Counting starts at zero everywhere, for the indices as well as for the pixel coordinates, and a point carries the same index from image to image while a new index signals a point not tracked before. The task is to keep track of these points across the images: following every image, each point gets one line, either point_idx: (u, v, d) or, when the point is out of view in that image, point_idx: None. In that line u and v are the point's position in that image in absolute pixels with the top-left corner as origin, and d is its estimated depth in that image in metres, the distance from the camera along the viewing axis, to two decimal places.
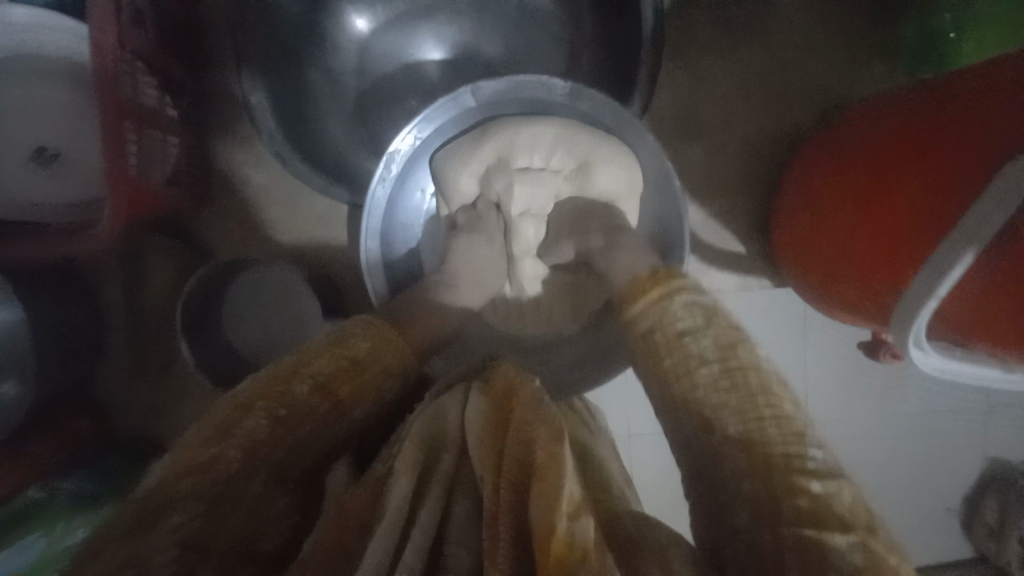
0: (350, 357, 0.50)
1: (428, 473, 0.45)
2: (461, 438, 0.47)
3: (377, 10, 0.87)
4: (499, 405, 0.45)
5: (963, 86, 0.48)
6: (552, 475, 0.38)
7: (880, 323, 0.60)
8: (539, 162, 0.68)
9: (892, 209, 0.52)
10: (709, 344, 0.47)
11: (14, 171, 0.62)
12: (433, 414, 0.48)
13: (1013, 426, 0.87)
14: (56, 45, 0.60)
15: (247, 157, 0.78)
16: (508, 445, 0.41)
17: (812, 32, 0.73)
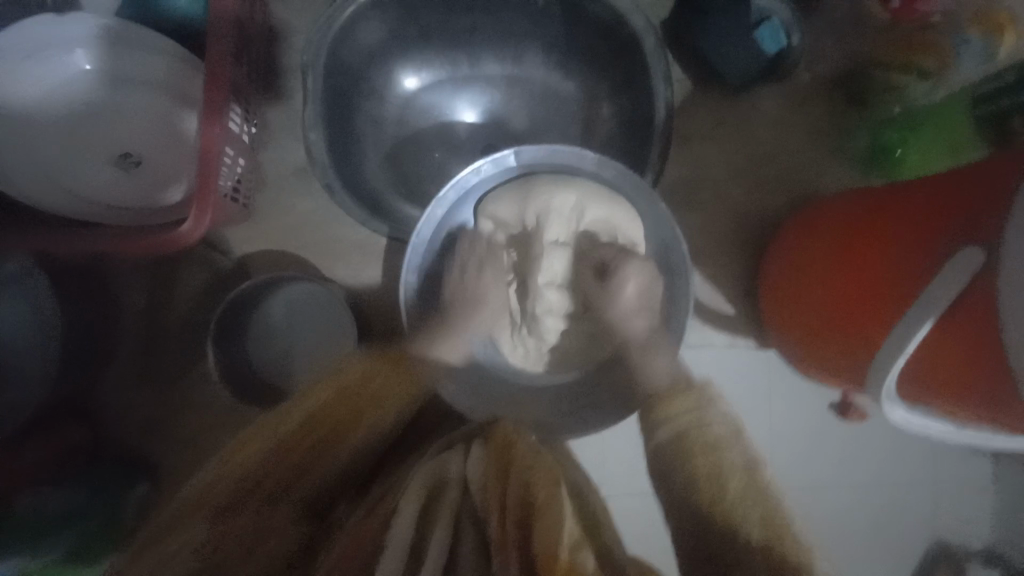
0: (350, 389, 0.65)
1: (432, 510, 0.51)
2: (461, 482, 0.55)
3: (423, 73, 0.99)
4: (499, 453, 0.56)
5: (910, 194, 0.60)
6: (550, 511, 0.46)
7: (853, 385, 0.69)
8: (572, 225, 0.76)
9: (874, 292, 0.61)
10: (739, 459, 0.57)
11: (96, 172, 0.67)
12: (439, 460, 0.57)
13: (998, 513, 0.90)
14: (149, 61, 0.65)
15: (292, 184, 0.84)
16: (510, 488, 0.50)
17: (795, 134, 0.87)
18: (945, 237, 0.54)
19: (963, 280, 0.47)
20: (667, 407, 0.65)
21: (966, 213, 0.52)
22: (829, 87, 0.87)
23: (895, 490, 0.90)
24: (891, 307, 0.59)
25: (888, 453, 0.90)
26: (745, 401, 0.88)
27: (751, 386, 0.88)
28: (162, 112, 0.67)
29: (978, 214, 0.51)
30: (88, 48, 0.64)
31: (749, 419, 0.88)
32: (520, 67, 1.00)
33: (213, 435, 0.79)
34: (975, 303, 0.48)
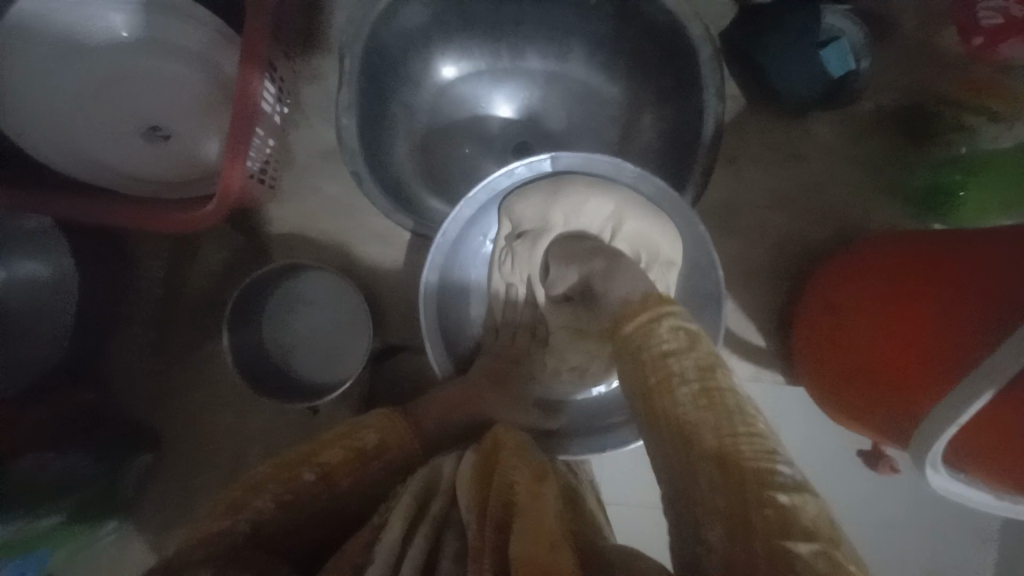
0: (360, 445, 0.54)
1: (418, 521, 0.48)
2: (450, 491, 0.51)
3: (463, 63, 0.95)
4: (486, 460, 0.52)
5: (962, 242, 0.58)
6: (533, 511, 0.43)
7: (892, 440, 0.65)
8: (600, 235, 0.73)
9: (913, 344, 0.58)
10: (691, 365, 0.42)
11: (124, 144, 0.65)
12: (431, 467, 0.55)
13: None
14: (186, 33, 0.62)
15: (319, 167, 0.81)
16: (492, 494, 0.47)
17: (849, 164, 0.82)
18: (1001, 291, 0.51)
19: (1018, 344, 0.43)
20: (639, 329, 0.45)
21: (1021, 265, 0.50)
22: (893, 117, 0.81)
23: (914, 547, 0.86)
24: (942, 363, 0.55)
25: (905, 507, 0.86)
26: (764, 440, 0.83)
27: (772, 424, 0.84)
28: (195, 85, 0.65)
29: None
30: (125, 15, 0.62)
31: None
32: (563, 65, 0.96)
33: (217, 414, 0.78)
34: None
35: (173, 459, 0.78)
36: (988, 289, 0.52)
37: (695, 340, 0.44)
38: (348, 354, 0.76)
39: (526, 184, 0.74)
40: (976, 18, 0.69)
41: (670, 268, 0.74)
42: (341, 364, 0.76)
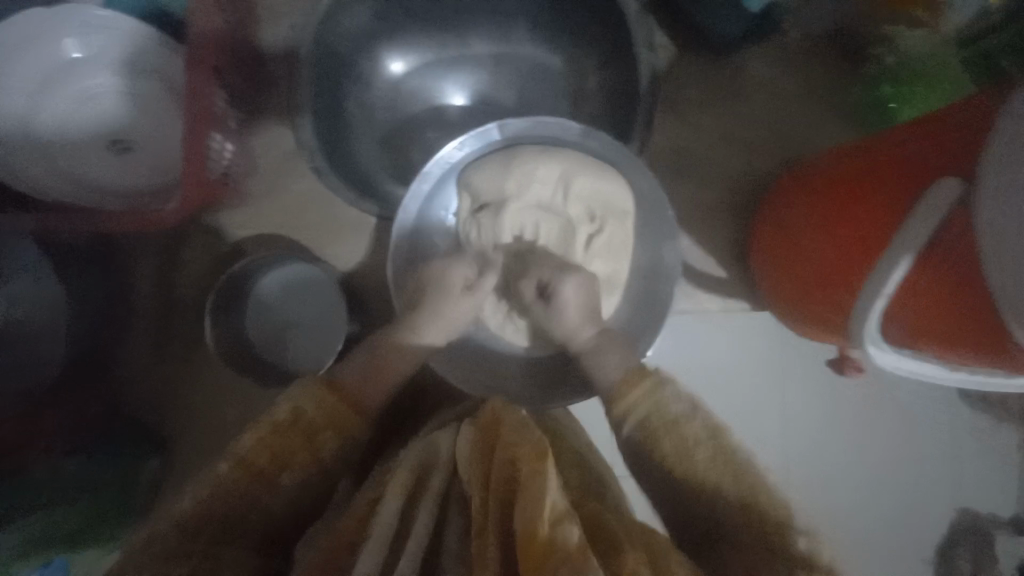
0: (299, 415, 0.53)
1: (418, 496, 0.48)
2: (450, 463, 0.51)
3: (411, 57, 0.99)
4: (486, 434, 0.48)
5: (892, 141, 0.60)
6: (533, 488, 0.41)
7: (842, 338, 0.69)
8: (554, 196, 0.77)
9: (852, 242, 0.61)
10: (701, 426, 0.52)
11: (89, 157, 0.69)
12: (428, 442, 0.53)
13: (989, 467, 0.92)
14: (135, 46, 0.68)
15: (283, 167, 0.85)
16: (495, 466, 0.45)
17: (785, 94, 0.85)
18: (919, 178, 0.54)
19: (937, 216, 0.47)
20: (634, 398, 0.55)
21: (942, 151, 0.52)
22: (820, 45, 0.85)
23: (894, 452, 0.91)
24: (870, 253, 0.59)
25: (878, 414, 0.92)
26: (742, 366, 0.88)
27: (749, 351, 0.88)
28: (150, 96, 0.70)
29: (943, 155, 0.52)
30: (76, 38, 0.67)
31: (746, 384, 0.88)
32: (507, 45, 0.99)
33: (219, 407, 0.83)
34: (958, 244, 0.47)
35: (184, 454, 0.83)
36: (910, 179, 0.55)
37: (695, 403, 0.53)
38: (328, 337, 0.79)
39: (479, 156, 0.78)
40: None
41: (626, 217, 0.78)
42: (312, 350, 0.79)
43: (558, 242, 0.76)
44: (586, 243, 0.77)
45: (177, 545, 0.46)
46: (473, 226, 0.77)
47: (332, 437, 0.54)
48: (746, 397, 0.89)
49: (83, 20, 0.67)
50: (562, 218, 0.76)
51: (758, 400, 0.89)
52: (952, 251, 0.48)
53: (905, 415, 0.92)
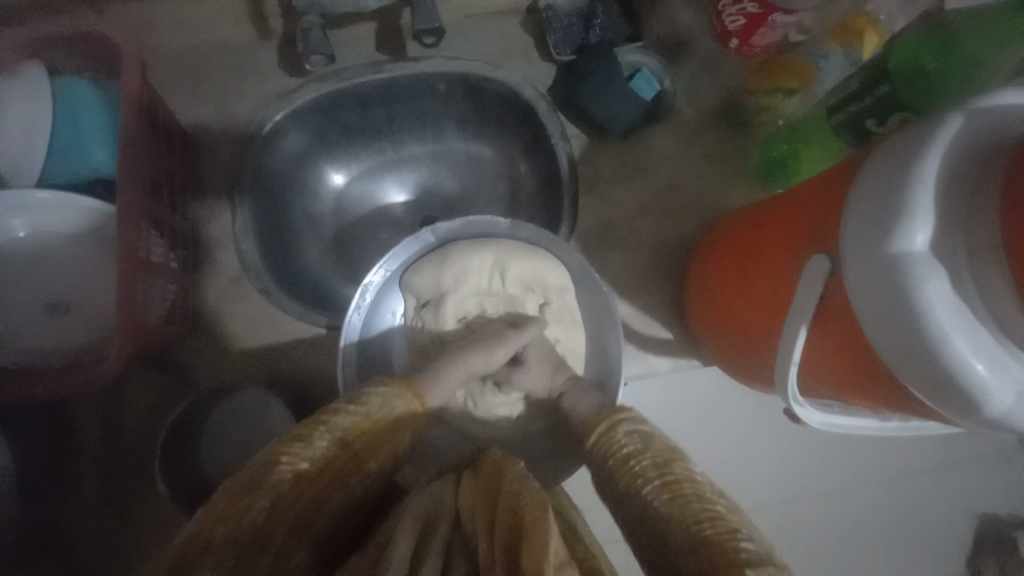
0: (368, 416, 0.53)
1: (426, 540, 0.48)
2: (453, 515, 0.51)
3: (352, 166, 1.01)
4: (489, 484, 0.51)
5: (782, 205, 0.64)
6: (537, 536, 0.43)
7: (767, 385, 0.74)
8: (490, 280, 0.79)
9: (758, 304, 0.66)
10: (649, 463, 0.52)
11: (29, 325, 0.70)
12: (432, 492, 0.54)
13: (949, 464, 0.98)
14: (75, 218, 0.69)
15: (233, 293, 0.88)
16: (500, 509, 0.47)
17: (691, 164, 0.93)
18: (799, 249, 0.59)
19: (813, 292, 0.51)
20: (603, 435, 0.57)
21: (812, 221, 0.57)
22: (712, 117, 0.94)
23: (860, 471, 0.97)
24: (772, 315, 0.64)
25: (837, 438, 0.97)
26: (699, 422, 0.93)
27: (703, 406, 0.93)
28: (88, 257, 0.71)
29: (820, 229, 0.55)
30: (20, 217, 0.68)
31: (706, 440, 0.93)
32: (440, 142, 1.03)
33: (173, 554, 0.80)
34: (835, 312, 0.51)
35: None
36: (792, 249, 0.59)
37: (648, 438, 0.55)
38: None
39: (416, 260, 0.81)
40: (725, 25, 0.87)
41: (565, 293, 0.81)
42: None
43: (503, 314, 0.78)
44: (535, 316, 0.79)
45: (233, 517, 0.44)
46: (417, 322, 0.81)
47: (387, 448, 0.54)
48: (711, 453, 0.93)
49: (20, 200, 0.67)
50: (502, 301, 0.79)
51: (720, 451, 0.94)
52: (842, 317, 0.51)
53: (862, 442, 0.98)
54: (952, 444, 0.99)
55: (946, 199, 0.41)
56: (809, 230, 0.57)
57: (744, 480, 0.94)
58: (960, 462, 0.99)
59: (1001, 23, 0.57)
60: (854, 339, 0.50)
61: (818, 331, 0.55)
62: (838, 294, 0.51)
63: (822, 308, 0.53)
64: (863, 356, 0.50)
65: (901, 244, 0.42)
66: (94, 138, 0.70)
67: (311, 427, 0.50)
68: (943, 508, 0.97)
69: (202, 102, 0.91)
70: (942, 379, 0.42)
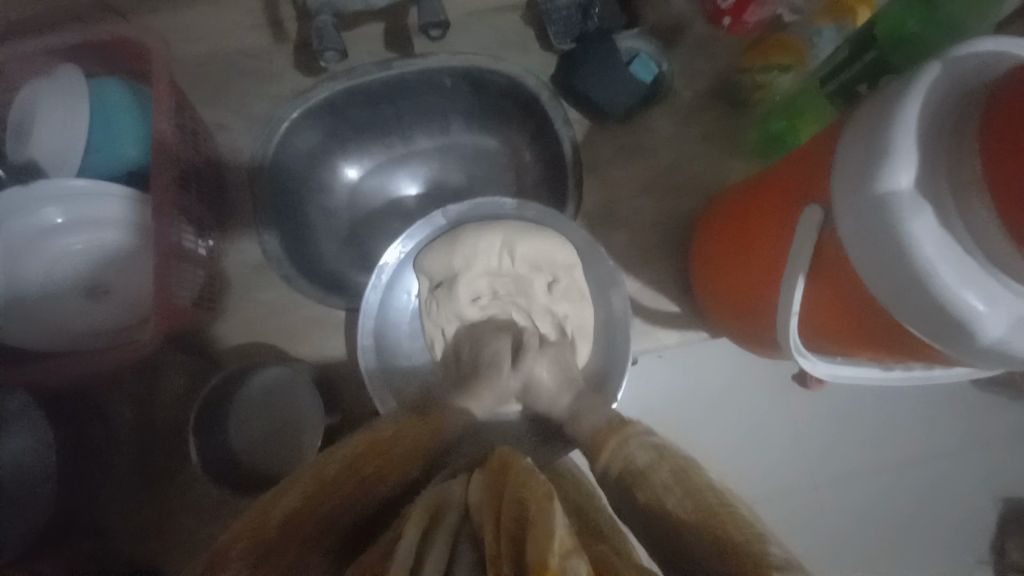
0: (376, 440, 0.62)
1: (433, 530, 0.50)
2: (462, 509, 0.54)
3: (365, 161, 1.06)
4: (498, 476, 0.55)
5: (777, 170, 0.67)
6: (540, 518, 0.46)
7: (773, 349, 0.76)
8: (499, 257, 0.82)
9: (758, 265, 0.69)
10: (666, 472, 0.54)
11: (70, 307, 0.74)
12: (440, 488, 0.57)
13: (960, 433, 0.99)
14: (112, 208, 0.74)
15: (255, 280, 0.92)
16: (506, 506, 0.49)
17: (690, 144, 0.96)
18: (793, 207, 0.61)
19: (808, 240, 0.53)
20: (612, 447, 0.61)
21: (805, 179, 0.59)
22: (709, 98, 0.97)
23: (870, 442, 0.98)
24: (772, 274, 0.66)
25: (845, 409, 0.99)
26: (709, 396, 0.96)
27: (711, 379, 0.96)
28: (124, 244, 0.76)
29: (813, 185, 0.58)
30: (56, 206, 0.71)
31: (715, 413, 0.95)
32: (448, 135, 1.07)
33: (203, 530, 0.84)
34: (827, 259, 0.54)
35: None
36: (788, 207, 0.62)
37: (661, 449, 0.58)
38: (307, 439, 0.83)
39: (429, 242, 0.85)
40: (715, 4, 0.91)
41: (572, 268, 0.83)
42: (289, 456, 0.82)
43: (513, 292, 0.83)
44: (545, 294, 0.83)
45: (256, 526, 0.50)
46: (430, 300, 0.84)
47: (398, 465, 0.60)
48: (722, 425, 0.95)
49: (58, 190, 0.70)
50: (513, 282, 0.82)
51: (729, 423, 0.96)
52: (836, 264, 0.53)
53: (876, 419, 0.98)
54: (963, 413, 0.99)
55: (930, 139, 0.43)
56: (804, 188, 0.60)
57: (756, 453, 0.96)
58: (977, 433, 0.99)
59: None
60: (848, 287, 0.52)
61: (814, 282, 0.57)
62: (831, 241, 0.53)
63: (815, 258, 0.56)
64: (857, 300, 0.52)
65: (885, 185, 0.44)
66: (126, 134, 0.75)
67: (328, 456, 0.60)
68: (954, 476, 0.97)
69: (223, 104, 0.97)
70: (934, 309, 0.44)
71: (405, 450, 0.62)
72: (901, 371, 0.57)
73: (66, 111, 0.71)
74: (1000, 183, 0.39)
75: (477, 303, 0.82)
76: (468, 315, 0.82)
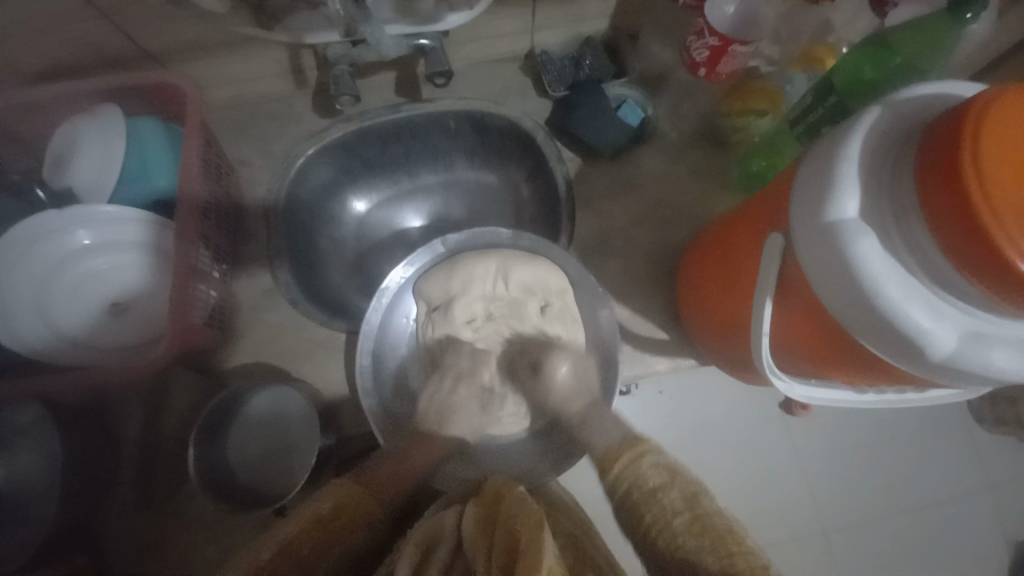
0: (320, 512, 0.62)
1: (426, 565, 0.53)
2: (454, 539, 0.56)
3: (373, 195, 1.13)
4: (491, 507, 0.57)
5: (750, 203, 0.72)
6: (531, 551, 0.47)
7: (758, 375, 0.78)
8: (493, 282, 0.86)
9: (739, 292, 0.72)
10: (677, 497, 0.58)
11: (92, 322, 0.79)
12: (434, 520, 0.59)
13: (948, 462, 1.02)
14: (141, 231, 0.80)
15: (265, 303, 0.97)
16: (499, 534, 0.51)
17: (676, 180, 1.03)
18: (763, 235, 0.66)
19: (775, 264, 0.57)
20: (629, 461, 0.64)
21: (770, 210, 0.64)
22: (694, 138, 1.04)
23: (857, 464, 1.05)
24: (747, 300, 0.71)
25: None
26: (704, 418, 1.02)
27: (706, 401, 1.03)
28: (147, 264, 0.82)
29: (777, 216, 0.63)
30: (87, 228, 0.78)
31: (713, 435, 1.02)
32: (451, 172, 1.15)
33: (199, 551, 0.85)
34: (794, 283, 0.57)
35: None
36: (759, 236, 0.66)
37: (673, 472, 0.62)
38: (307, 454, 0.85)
39: (428, 268, 0.89)
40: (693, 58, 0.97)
41: (565, 293, 0.87)
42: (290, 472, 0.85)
43: (505, 312, 0.86)
44: (537, 316, 0.86)
45: None
46: (428, 320, 0.88)
47: (342, 530, 0.61)
48: (720, 447, 1.02)
49: (91, 213, 0.77)
50: (507, 306, 0.86)
51: (724, 444, 1.02)
52: (799, 289, 0.57)
53: (853, 446, 1.05)
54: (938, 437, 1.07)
55: (874, 173, 0.48)
56: (769, 220, 0.65)
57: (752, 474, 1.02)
58: (948, 460, 1.06)
59: (929, 27, 0.67)
60: (812, 310, 0.56)
61: (783, 306, 0.60)
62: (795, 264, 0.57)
63: (782, 283, 0.59)
64: (819, 320, 0.56)
65: (835, 212, 0.48)
66: (157, 167, 0.83)
67: (263, 538, 0.59)
68: None
69: (245, 142, 1.05)
70: (890, 326, 0.47)
71: (350, 506, 0.64)
72: (874, 395, 0.59)
73: (104, 145, 0.79)
74: (932, 212, 0.43)
75: (471, 326, 0.86)
76: (462, 335, 0.85)
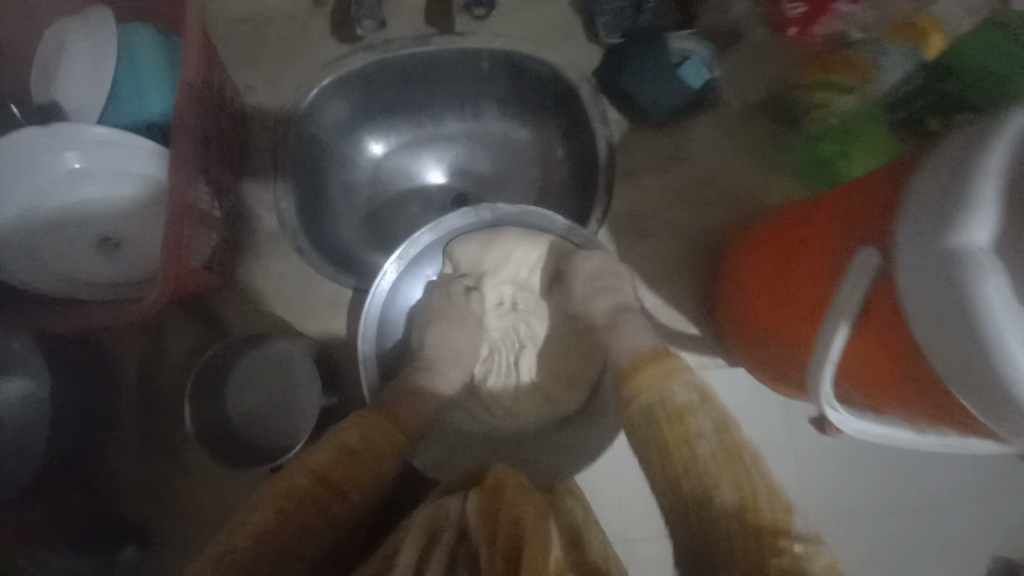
0: (350, 443, 0.56)
1: (429, 550, 0.48)
2: (459, 521, 0.51)
3: (392, 137, 1.01)
4: (490, 493, 0.50)
5: (830, 199, 0.61)
6: (539, 541, 0.43)
7: (801, 391, 0.71)
8: (528, 271, 0.79)
9: (799, 302, 0.63)
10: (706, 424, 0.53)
11: (81, 257, 0.74)
12: (436, 507, 0.53)
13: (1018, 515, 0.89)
14: (136, 161, 0.71)
15: (269, 249, 0.91)
16: (501, 524, 0.46)
17: (732, 157, 0.92)
18: (844, 242, 0.56)
19: (863, 286, 0.49)
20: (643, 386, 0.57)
21: (861, 214, 0.54)
22: (759, 112, 0.92)
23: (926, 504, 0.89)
24: (803, 313, 0.62)
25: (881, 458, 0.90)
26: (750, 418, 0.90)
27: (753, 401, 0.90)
28: (142, 198, 0.74)
29: (863, 224, 0.54)
30: (77, 151, 0.69)
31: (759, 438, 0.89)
32: (478, 122, 1.01)
33: (194, 495, 0.84)
34: (885, 304, 0.49)
35: (161, 540, 0.83)
36: (844, 243, 0.56)
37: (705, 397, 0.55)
38: (307, 412, 0.82)
39: (464, 233, 0.80)
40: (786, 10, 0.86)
41: None
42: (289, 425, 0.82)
43: (529, 303, 0.80)
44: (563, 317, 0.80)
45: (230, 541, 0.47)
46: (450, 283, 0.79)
47: (383, 464, 0.57)
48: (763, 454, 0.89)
49: (81, 135, 0.68)
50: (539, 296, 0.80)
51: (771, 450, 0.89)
52: (885, 315, 0.49)
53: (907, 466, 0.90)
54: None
55: (1012, 197, 0.39)
56: (855, 227, 0.55)
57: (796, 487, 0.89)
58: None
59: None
60: (898, 336, 0.48)
61: (858, 329, 0.53)
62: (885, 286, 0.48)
63: (866, 304, 0.51)
64: (902, 350, 0.48)
65: (960, 239, 0.40)
66: (151, 86, 0.73)
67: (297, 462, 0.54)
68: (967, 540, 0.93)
69: (253, 65, 0.94)
70: (1005, 390, 0.38)
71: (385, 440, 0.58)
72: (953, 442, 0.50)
73: (91, 56, 0.69)
74: None
75: (493, 308, 0.80)
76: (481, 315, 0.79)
